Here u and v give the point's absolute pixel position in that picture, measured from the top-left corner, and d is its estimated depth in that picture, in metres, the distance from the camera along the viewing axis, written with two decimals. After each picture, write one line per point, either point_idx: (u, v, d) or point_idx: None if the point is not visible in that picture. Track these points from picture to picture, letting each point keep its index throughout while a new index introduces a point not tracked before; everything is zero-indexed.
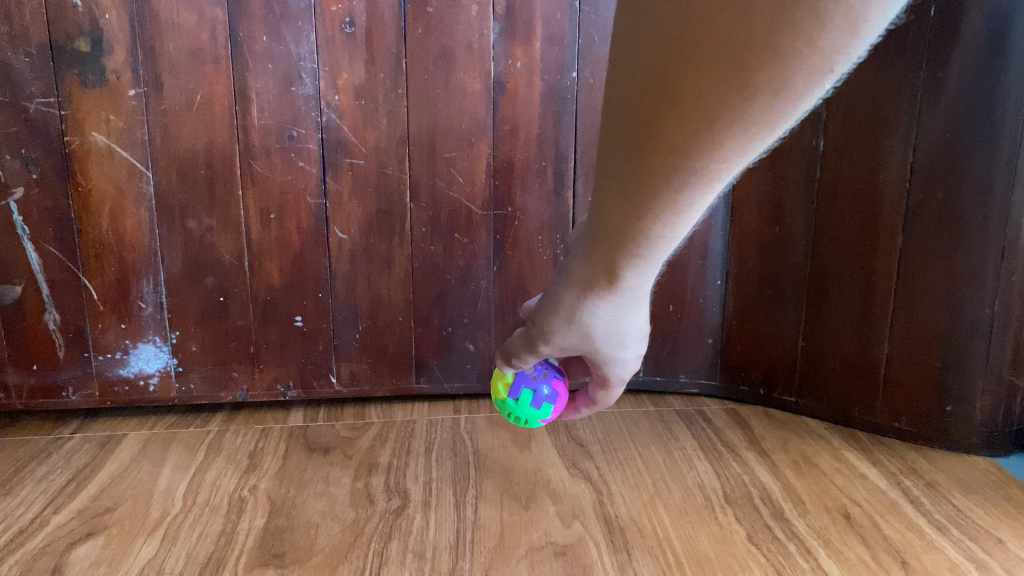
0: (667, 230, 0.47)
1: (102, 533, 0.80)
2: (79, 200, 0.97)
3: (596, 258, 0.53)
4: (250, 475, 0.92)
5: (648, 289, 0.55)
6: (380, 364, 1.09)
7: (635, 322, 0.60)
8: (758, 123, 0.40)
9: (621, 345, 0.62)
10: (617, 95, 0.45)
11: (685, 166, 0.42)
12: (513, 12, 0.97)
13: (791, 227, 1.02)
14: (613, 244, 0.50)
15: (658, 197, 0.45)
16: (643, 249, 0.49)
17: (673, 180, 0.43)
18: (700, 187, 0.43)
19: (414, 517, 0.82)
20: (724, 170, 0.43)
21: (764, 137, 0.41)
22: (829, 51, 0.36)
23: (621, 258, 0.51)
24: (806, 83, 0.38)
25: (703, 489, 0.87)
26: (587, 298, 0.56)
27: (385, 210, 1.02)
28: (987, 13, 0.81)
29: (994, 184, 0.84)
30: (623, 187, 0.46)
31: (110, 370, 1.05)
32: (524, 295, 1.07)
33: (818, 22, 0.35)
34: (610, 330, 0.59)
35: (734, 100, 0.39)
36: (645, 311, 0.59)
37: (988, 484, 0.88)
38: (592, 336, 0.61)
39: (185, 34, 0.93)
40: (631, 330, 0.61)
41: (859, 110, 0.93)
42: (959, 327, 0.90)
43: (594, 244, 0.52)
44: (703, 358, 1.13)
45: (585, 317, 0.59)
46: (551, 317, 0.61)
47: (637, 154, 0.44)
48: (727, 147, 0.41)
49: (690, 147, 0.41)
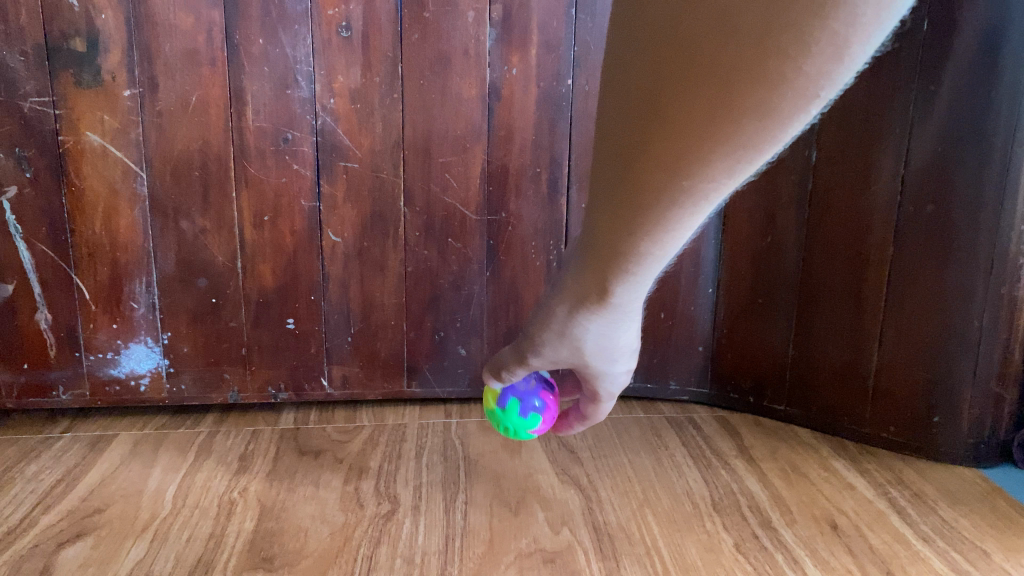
0: (657, 249, 0.48)
1: (91, 534, 0.80)
2: (72, 199, 0.97)
3: (587, 272, 0.53)
4: (240, 477, 0.92)
5: (640, 304, 0.55)
6: (372, 367, 1.09)
7: (628, 336, 0.60)
8: (745, 145, 0.40)
9: (613, 360, 0.62)
10: (606, 114, 0.45)
11: (674, 185, 0.42)
12: (509, 18, 0.97)
13: (783, 236, 1.03)
14: (604, 260, 0.50)
15: (648, 215, 0.45)
16: (634, 265, 0.50)
17: (663, 199, 0.43)
18: (689, 207, 0.44)
19: (404, 522, 0.82)
20: (713, 190, 0.43)
21: (752, 159, 0.41)
22: (815, 76, 0.37)
23: (613, 273, 0.51)
24: (792, 106, 0.38)
25: (692, 497, 0.88)
26: (579, 313, 0.57)
27: (379, 214, 1.02)
28: (979, 29, 0.82)
29: (984, 198, 0.85)
30: (613, 205, 0.46)
31: (102, 370, 1.05)
32: (516, 300, 1.08)
33: (804, 49, 0.36)
34: (602, 344, 0.60)
35: (722, 122, 0.39)
36: (636, 325, 0.59)
37: (974, 496, 0.88)
38: (584, 350, 0.61)
39: (181, 35, 0.93)
40: (623, 343, 0.61)
41: (852, 122, 0.94)
42: (947, 340, 0.91)
43: (586, 260, 0.52)
44: (694, 366, 1.13)
45: (577, 332, 0.59)
46: (542, 331, 0.61)
47: (626, 171, 0.44)
48: (717, 167, 0.41)
49: (679, 166, 0.42)
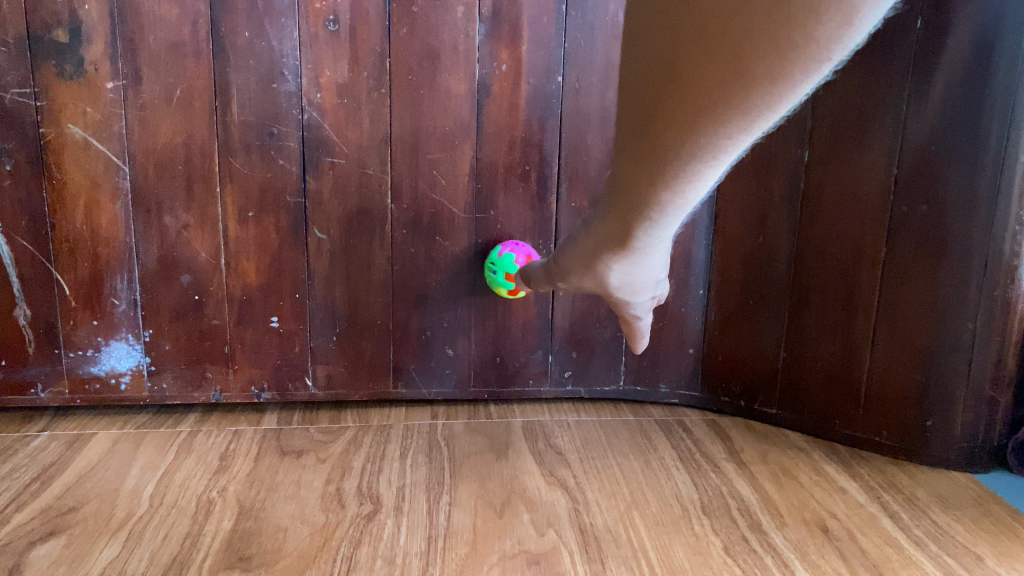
0: (676, 199, 0.52)
1: (64, 532, 0.78)
2: (53, 192, 0.96)
3: (615, 217, 0.58)
4: (220, 476, 0.90)
5: (662, 246, 0.61)
6: (356, 368, 1.07)
7: (651, 272, 0.68)
8: (756, 107, 0.44)
9: (636, 291, 0.71)
10: (636, 71, 0.50)
11: (689, 143, 0.47)
12: (499, 13, 0.96)
13: (774, 237, 1.01)
14: (629, 208, 0.55)
15: (665, 171, 0.49)
16: (655, 214, 0.55)
17: (680, 155, 0.48)
18: (706, 162, 0.48)
19: (386, 523, 0.80)
20: (728, 147, 0.47)
21: (764, 118, 0.45)
22: (824, 43, 0.39)
23: (637, 219, 0.56)
24: (802, 71, 0.41)
25: (680, 500, 0.86)
26: (607, 252, 0.64)
27: (365, 211, 1.01)
28: (972, 27, 0.81)
29: (977, 197, 0.84)
30: (636, 158, 0.51)
31: (81, 368, 1.03)
32: (504, 300, 1.06)
33: (812, 17, 0.39)
34: (623, 278, 0.68)
35: (735, 87, 0.43)
36: (661, 264, 0.67)
37: (967, 500, 0.87)
38: (609, 283, 0.70)
39: (166, 27, 0.92)
40: (647, 278, 0.69)
41: (844, 121, 0.92)
42: (940, 341, 0.89)
43: (614, 207, 0.58)
44: (685, 369, 1.11)
45: (605, 266, 0.67)
46: (573, 261, 0.71)
47: (648, 126, 0.48)
48: (729, 127, 0.45)
49: (695, 126, 0.46)
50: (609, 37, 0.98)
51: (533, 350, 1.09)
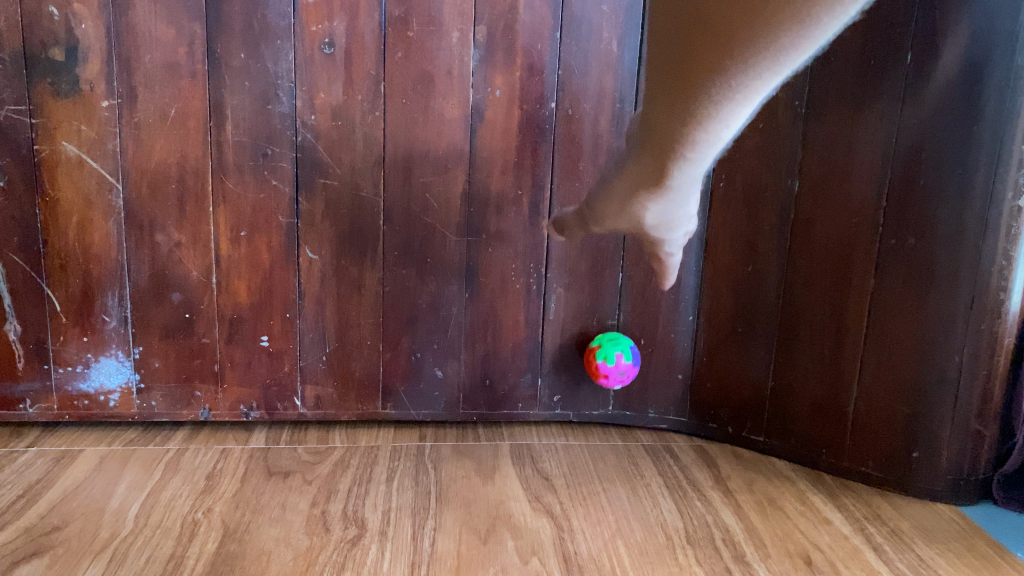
0: (709, 136, 0.60)
1: (48, 552, 0.78)
2: (46, 209, 0.96)
3: (649, 157, 0.67)
4: (205, 497, 0.90)
5: (693, 184, 0.69)
6: (345, 388, 1.07)
7: (683, 209, 0.76)
8: (781, 43, 0.52)
9: (671, 229, 0.80)
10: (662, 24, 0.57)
11: (722, 80, 0.55)
12: (493, 40, 0.97)
13: (764, 265, 1.01)
14: (663, 149, 0.63)
15: (699, 108, 0.57)
16: (687, 153, 0.63)
17: (713, 93, 0.56)
18: (737, 99, 0.56)
19: (370, 548, 0.80)
20: (756, 83, 0.55)
21: (787, 53, 0.53)
22: None
23: (671, 159, 0.64)
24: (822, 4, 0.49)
25: (665, 528, 0.86)
26: (641, 194, 0.72)
27: (358, 232, 1.01)
28: (961, 65, 0.83)
29: (965, 232, 0.85)
30: (670, 98, 0.59)
31: (70, 384, 1.03)
32: (494, 323, 1.06)
33: None
34: (661, 218, 0.77)
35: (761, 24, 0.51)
36: (692, 201, 0.75)
37: (951, 534, 0.87)
38: (646, 222, 0.78)
39: (163, 48, 0.93)
40: (681, 215, 0.77)
41: (834, 154, 0.93)
42: (928, 373, 0.90)
43: (648, 149, 0.66)
44: (673, 394, 1.11)
45: (640, 207, 0.75)
46: (607, 204, 0.79)
47: (681, 72, 0.56)
48: (756, 63, 0.53)
49: (726, 65, 0.54)
50: (603, 65, 0.99)
51: (523, 373, 1.09)
